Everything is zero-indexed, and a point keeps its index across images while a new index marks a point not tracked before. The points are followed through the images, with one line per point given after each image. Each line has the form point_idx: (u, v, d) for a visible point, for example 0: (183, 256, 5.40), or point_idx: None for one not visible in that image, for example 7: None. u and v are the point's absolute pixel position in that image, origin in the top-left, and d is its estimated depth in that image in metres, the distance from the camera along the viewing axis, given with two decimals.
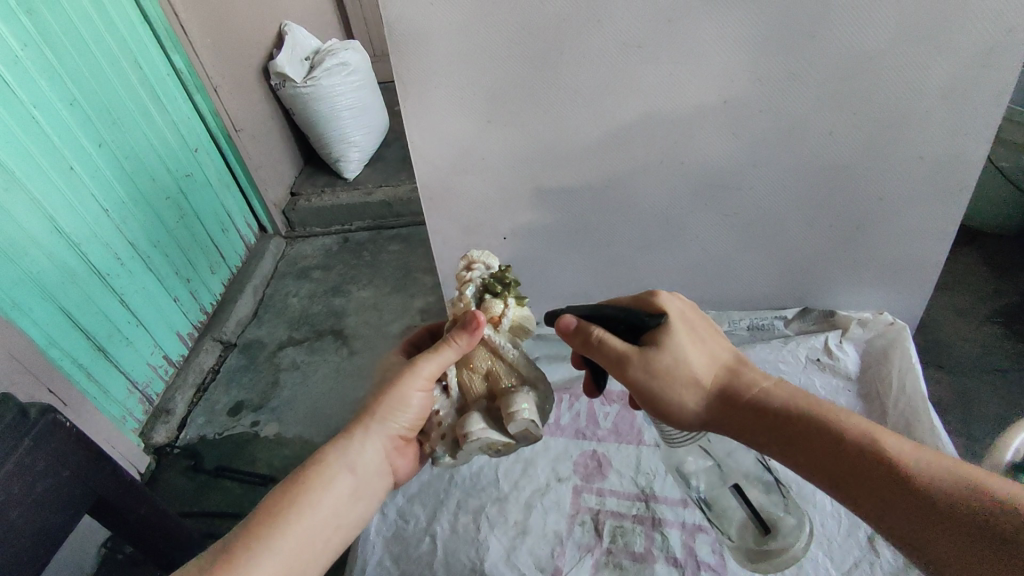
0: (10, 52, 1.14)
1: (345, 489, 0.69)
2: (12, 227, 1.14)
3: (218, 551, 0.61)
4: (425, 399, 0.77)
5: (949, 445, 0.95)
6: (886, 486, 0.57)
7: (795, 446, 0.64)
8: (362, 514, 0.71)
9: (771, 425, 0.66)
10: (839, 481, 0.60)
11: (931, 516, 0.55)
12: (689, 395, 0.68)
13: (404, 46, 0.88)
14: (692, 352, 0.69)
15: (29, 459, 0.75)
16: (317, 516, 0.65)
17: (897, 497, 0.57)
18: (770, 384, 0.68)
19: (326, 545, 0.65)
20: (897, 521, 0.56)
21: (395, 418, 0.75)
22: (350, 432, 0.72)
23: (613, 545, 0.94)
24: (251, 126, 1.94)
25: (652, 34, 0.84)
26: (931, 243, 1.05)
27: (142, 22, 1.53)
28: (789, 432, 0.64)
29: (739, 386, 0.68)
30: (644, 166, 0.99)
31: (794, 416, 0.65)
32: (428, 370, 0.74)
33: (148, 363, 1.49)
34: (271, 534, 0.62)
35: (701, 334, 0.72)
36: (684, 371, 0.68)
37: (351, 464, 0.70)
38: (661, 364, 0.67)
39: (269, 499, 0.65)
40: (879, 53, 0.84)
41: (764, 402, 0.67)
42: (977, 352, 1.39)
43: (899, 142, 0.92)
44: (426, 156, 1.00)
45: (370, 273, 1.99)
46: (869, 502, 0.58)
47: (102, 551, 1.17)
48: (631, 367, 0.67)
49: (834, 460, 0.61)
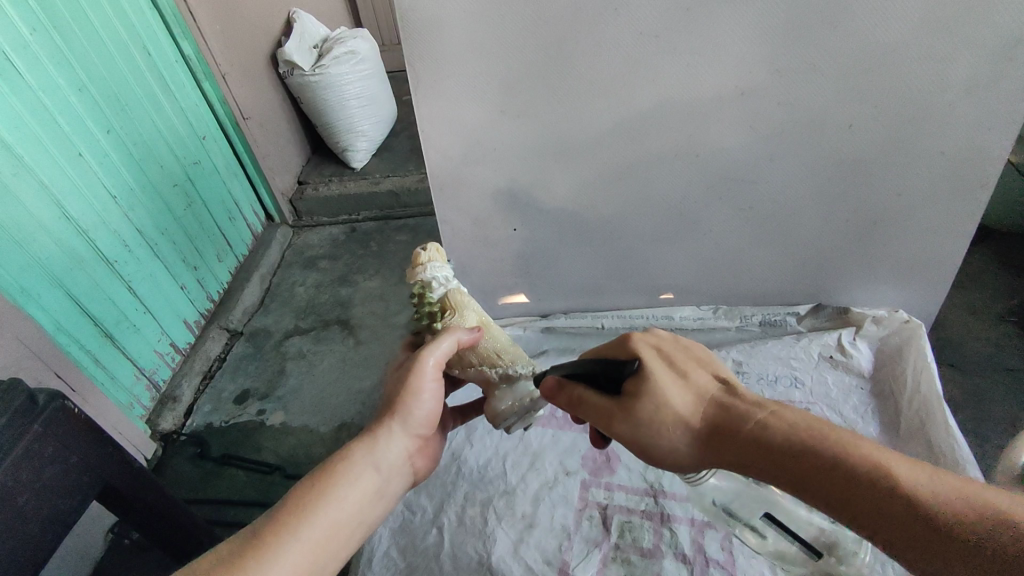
0: (18, 37, 1.12)
1: (371, 484, 0.69)
2: (20, 213, 1.13)
3: (244, 539, 0.59)
4: (439, 393, 0.80)
5: (964, 446, 0.94)
6: (894, 517, 0.52)
7: (803, 485, 0.57)
8: (382, 513, 0.70)
9: (775, 468, 0.59)
10: (853, 521, 0.54)
11: (945, 543, 0.50)
12: (676, 436, 0.63)
13: (415, 33, 0.87)
14: (670, 390, 0.64)
15: (37, 445, 0.75)
16: (343, 511, 0.64)
17: (916, 533, 0.51)
18: (767, 415, 0.61)
19: (348, 539, 0.64)
20: (915, 555, 0.52)
21: (416, 418, 0.77)
22: (376, 427, 0.74)
23: (620, 540, 0.94)
24: (258, 115, 1.93)
25: (669, 22, 0.82)
26: (948, 240, 1.03)
27: (151, 8, 1.51)
28: (794, 472, 0.57)
29: (729, 422, 0.62)
30: (657, 157, 0.97)
31: (797, 452, 0.58)
32: (432, 359, 0.78)
33: (155, 351, 1.49)
34: (305, 520, 0.61)
35: (681, 368, 0.67)
36: (666, 417, 0.63)
37: (379, 458, 0.71)
38: (643, 411, 0.64)
39: (299, 488, 0.64)
40: (903, 45, 0.82)
41: (762, 438, 0.60)
42: (989, 351, 1.37)
43: (920, 138, 0.90)
44: (437, 146, 0.99)
45: (377, 264, 1.98)
46: (887, 539, 0.53)
47: (109, 536, 1.18)
48: (613, 418, 0.66)
49: (844, 499, 0.55)
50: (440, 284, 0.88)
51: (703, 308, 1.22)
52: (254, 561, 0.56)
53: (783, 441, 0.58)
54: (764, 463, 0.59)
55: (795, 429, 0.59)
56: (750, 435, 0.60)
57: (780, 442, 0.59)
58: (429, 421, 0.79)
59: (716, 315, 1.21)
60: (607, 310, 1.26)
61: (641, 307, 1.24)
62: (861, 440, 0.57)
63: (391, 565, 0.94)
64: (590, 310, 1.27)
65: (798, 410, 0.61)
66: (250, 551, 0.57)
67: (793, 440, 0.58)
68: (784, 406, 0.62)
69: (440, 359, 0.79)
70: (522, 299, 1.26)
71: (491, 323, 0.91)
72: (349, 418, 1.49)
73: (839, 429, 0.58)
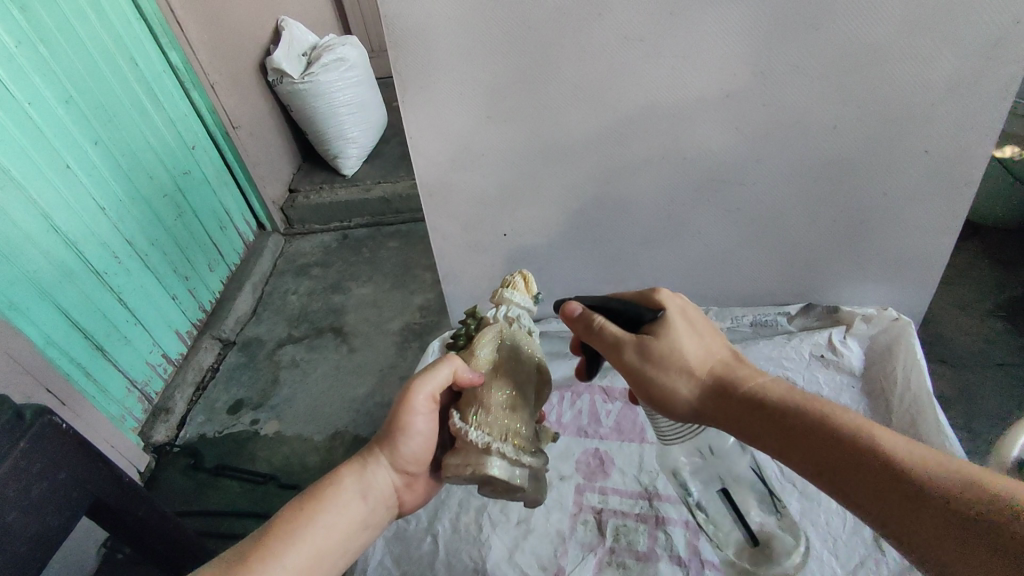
0: (4, 50, 1.12)
1: (357, 514, 0.68)
2: (8, 227, 1.12)
3: (226, 563, 0.59)
4: (433, 431, 0.75)
5: (955, 441, 0.94)
6: (870, 473, 0.55)
7: (787, 434, 0.61)
8: (365, 542, 0.69)
9: (764, 418, 0.63)
10: (827, 471, 0.58)
11: (915, 502, 0.52)
12: (680, 379, 0.68)
13: (401, 41, 0.87)
14: (685, 340, 0.69)
15: (24, 461, 0.74)
16: (326, 539, 0.64)
17: (886, 485, 0.54)
18: (768, 379, 0.66)
19: (329, 568, 0.64)
20: (882, 513, 0.54)
21: (406, 454, 0.73)
22: (368, 455, 0.73)
23: (615, 544, 0.94)
24: (248, 123, 1.92)
25: (652, 26, 0.83)
26: (935, 237, 1.04)
27: (137, 17, 1.51)
28: (780, 424, 0.62)
29: (732, 379, 0.67)
30: (644, 160, 0.98)
31: (789, 407, 0.62)
32: (426, 391, 0.72)
33: (147, 362, 1.48)
34: (287, 548, 0.61)
35: (700, 327, 0.71)
36: (675, 360, 0.68)
37: (368, 488, 0.70)
38: (655, 351, 0.68)
39: (285, 512, 0.64)
40: (884, 46, 0.82)
41: (758, 395, 0.65)
42: (979, 347, 1.38)
43: (903, 137, 0.91)
44: (425, 152, 0.99)
45: (370, 270, 1.98)
46: (855, 491, 0.56)
47: (102, 550, 1.17)
48: (627, 351, 0.69)
49: (825, 452, 0.58)
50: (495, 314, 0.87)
51: None
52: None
53: (777, 400, 0.64)
54: (756, 417, 0.64)
55: (791, 393, 0.64)
56: (747, 391, 0.65)
57: (775, 399, 0.64)
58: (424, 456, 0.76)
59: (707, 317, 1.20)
60: None
61: None
62: (855, 413, 0.60)
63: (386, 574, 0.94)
64: None
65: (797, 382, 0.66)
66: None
67: (787, 399, 0.63)
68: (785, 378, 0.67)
69: (433, 393, 0.73)
70: None
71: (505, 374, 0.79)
72: (344, 426, 1.49)
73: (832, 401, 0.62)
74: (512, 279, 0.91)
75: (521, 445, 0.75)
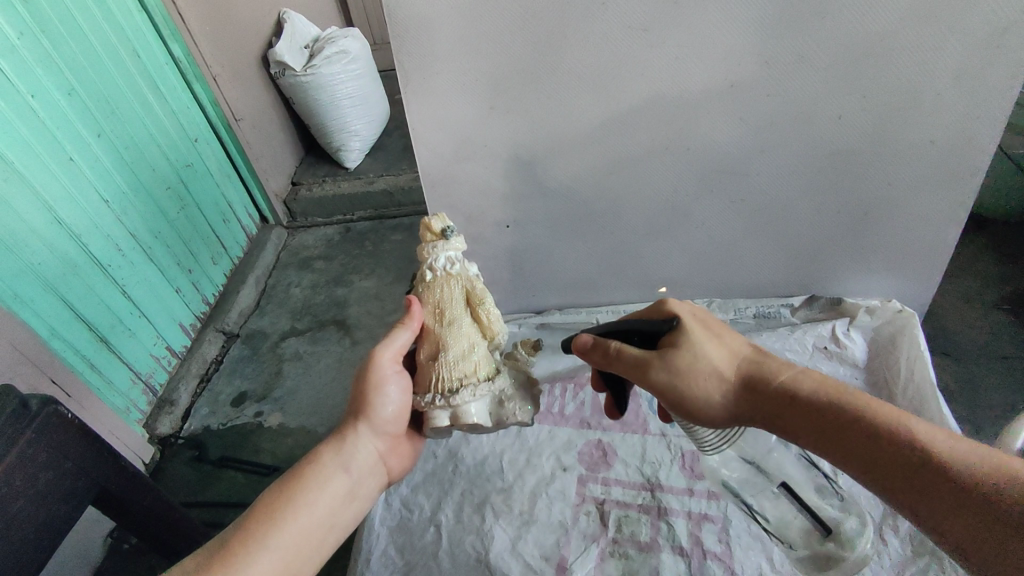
0: (6, 41, 1.12)
1: (341, 489, 0.68)
2: (12, 220, 1.13)
3: (209, 553, 0.59)
4: (408, 386, 0.77)
5: (952, 420, 0.96)
6: (917, 470, 0.55)
7: (829, 430, 0.59)
8: (356, 515, 0.70)
9: (802, 414, 0.61)
10: (872, 470, 0.57)
11: (961, 496, 0.52)
12: (711, 387, 0.64)
13: (404, 30, 0.86)
14: (707, 345, 0.66)
15: (30, 450, 0.75)
16: (312, 516, 0.64)
17: (931, 481, 0.54)
18: (797, 371, 0.64)
19: (319, 545, 0.64)
20: (931, 510, 0.54)
21: (383, 416, 0.75)
22: (347, 432, 0.73)
23: (618, 534, 0.94)
24: (250, 115, 1.92)
25: (657, 16, 0.82)
26: (939, 229, 1.03)
27: (140, 10, 1.51)
28: (817, 420, 0.60)
29: (762, 375, 0.64)
30: (648, 151, 0.97)
31: (823, 402, 0.60)
32: (386, 357, 0.76)
33: (150, 355, 1.49)
34: (271, 532, 0.61)
35: (713, 329, 0.69)
36: (704, 367, 0.64)
37: (350, 462, 0.71)
38: (683, 361, 0.64)
39: (265, 498, 0.64)
40: (890, 35, 0.82)
41: (794, 389, 0.62)
42: (983, 340, 1.38)
43: (908, 128, 0.91)
44: (428, 144, 0.99)
45: (372, 263, 1.98)
46: (900, 489, 0.55)
47: (107, 540, 1.18)
48: (654, 369, 0.64)
49: (868, 449, 0.57)
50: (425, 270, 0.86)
51: (697, 301, 1.22)
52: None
53: (810, 394, 0.61)
54: (791, 415, 0.62)
55: (825, 387, 0.62)
56: (780, 387, 0.63)
57: (810, 393, 0.62)
58: (403, 420, 0.78)
59: (710, 308, 1.20)
60: (602, 304, 1.26)
61: (635, 302, 1.25)
62: (883, 401, 0.60)
63: (389, 564, 0.94)
64: (585, 306, 1.27)
65: (827, 372, 0.64)
66: (216, 566, 0.57)
67: (822, 393, 0.61)
68: (813, 369, 0.65)
69: (398, 353, 0.77)
70: (517, 296, 1.27)
71: (439, 328, 0.81)
72: None
73: (858, 390, 0.62)
74: (420, 233, 0.88)
75: (452, 385, 0.78)
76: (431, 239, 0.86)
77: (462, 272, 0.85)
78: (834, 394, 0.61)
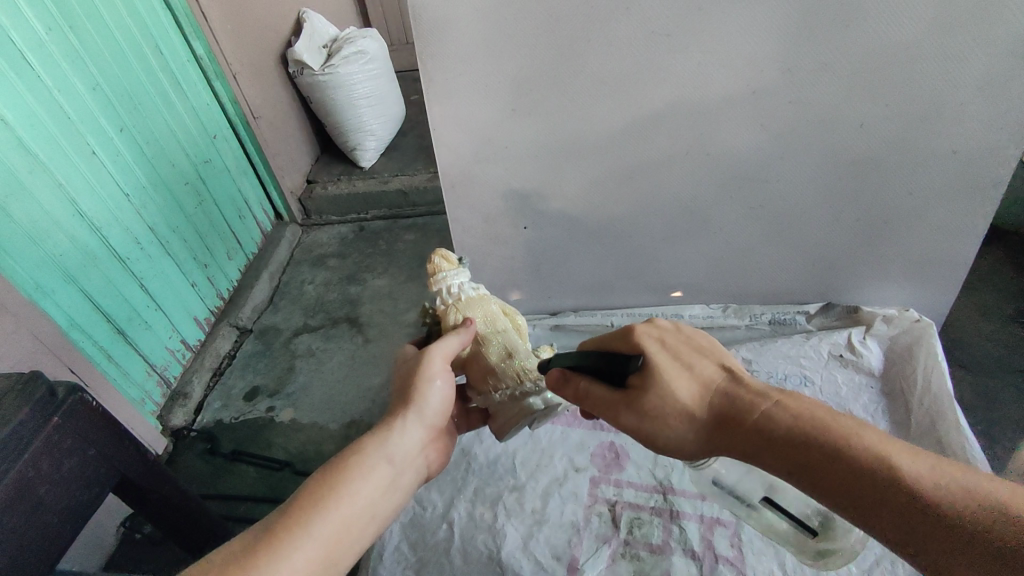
0: (35, 37, 1.14)
1: (385, 478, 0.67)
2: (35, 210, 1.15)
3: (255, 535, 0.58)
4: (453, 383, 0.81)
5: (974, 443, 0.93)
6: (897, 509, 0.50)
7: (805, 471, 0.55)
8: (397, 506, 0.69)
9: (775, 453, 0.57)
10: (853, 510, 0.53)
11: (947, 537, 0.48)
12: (681, 427, 0.62)
13: (428, 32, 0.87)
14: (675, 381, 0.63)
15: (56, 436, 0.76)
16: (356, 503, 0.63)
17: (909, 522, 0.50)
18: (770, 405, 0.59)
19: (359, 533, 0.63)
20: (918, 551, 0.49)
21: (429, 409, 0.77)
22: (390, 423, 0.73)
23: (630, 536, 0.94)
24: (268, 114, 1.94)
25: (679, 21, 0.83)
26: (959, 239, 1.03)
27: (164, 7, 1.53)
28: (792, 458, 0.56)
29: (734, 409, 0.61)
30: (667, 154, 0.98)
31: (797, 437, 0.57)
32: (437, 352, 0.80)
33: (166, 347, 1.51)
34: (317, 516, 0.60)
35: (686, 359, 0.66)
36: (672, 408, 0.62)
37: (393, 452, 0.70)
38: (648, 404, 0.63)
39: (311, 483, 0.63)
40: (914, 44, 0.81)
41: (766, 427, 0.58)
42: (999, 353, 1.37)
43: (931, 137, 0.90)
44: (448, 144, 1.00)
45: (386, 262, 1.99)
46: (888, 531, 0.51)
47: (120, 530, 1.20)
48: (622, 413, 0.65)
49: (844, 488, 0.53)
50: (454, 294, 0.92)
51: (712, 306, 1.23)
52: (265, 558, 0.55)
53: (785, 429, 0.57)
54: (766, 453, 0.58)
55: (799, 420, 0.57)
56: (752, 423, 0.59)
57: (782, 429, 0.57)
58: (443, 416, 0.79)
59: (726, 314, 1.21)
60: (616, 307, 1.27)
61: (649, 306, 1.25)
62: (861, 429, 0.55)
63: (402, 559, 0.95)
64: (599, 308, 1.28)
65: (804, 401, 0.59)
66: (262, 547, 0.56)
67: (795, 429, 0.57)
68: (792, 396, 0.60)
69: (450, 353, 0.82)
70: (532, 298, 1.27)
71: (497, 333, 0.90)
72: (359, 415, 1.50)
73: (837, 418, 0.57)
74: (433, 264, 0.93)
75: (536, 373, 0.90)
76: (450, 267, 0.93)
77: (485, 292, 0.95)
78: (808, 427, 0.57)
